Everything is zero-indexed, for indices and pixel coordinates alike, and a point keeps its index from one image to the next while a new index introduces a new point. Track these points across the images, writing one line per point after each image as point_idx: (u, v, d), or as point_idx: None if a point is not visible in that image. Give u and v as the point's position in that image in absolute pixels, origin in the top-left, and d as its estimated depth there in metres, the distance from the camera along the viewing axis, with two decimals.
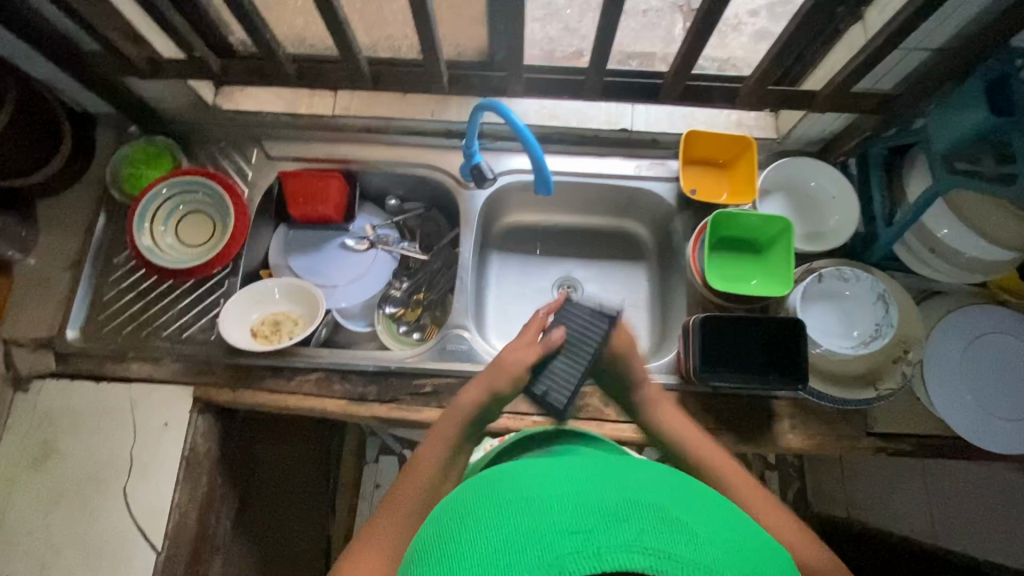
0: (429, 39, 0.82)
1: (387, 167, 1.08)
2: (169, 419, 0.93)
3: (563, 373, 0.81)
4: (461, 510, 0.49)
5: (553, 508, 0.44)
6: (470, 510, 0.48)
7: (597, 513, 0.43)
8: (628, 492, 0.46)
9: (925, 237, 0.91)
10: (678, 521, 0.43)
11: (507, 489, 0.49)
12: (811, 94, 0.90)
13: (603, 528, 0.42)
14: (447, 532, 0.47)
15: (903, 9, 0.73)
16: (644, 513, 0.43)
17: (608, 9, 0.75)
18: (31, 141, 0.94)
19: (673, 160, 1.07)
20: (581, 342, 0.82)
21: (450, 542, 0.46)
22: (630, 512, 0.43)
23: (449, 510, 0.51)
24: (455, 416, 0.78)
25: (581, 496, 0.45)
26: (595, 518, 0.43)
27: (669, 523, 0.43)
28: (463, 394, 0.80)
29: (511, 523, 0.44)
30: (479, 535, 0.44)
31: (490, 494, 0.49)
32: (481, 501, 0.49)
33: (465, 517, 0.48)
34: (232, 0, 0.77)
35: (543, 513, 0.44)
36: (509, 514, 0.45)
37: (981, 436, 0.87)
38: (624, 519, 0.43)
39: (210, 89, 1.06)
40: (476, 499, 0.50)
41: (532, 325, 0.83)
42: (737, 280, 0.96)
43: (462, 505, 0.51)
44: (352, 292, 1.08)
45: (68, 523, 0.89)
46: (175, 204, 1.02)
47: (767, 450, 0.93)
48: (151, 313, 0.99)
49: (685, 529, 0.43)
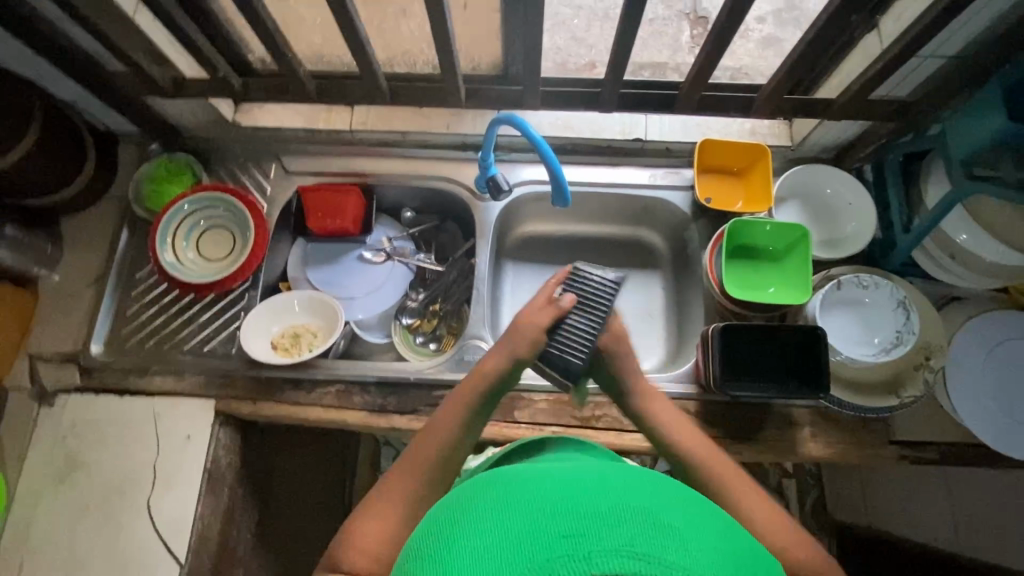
0: (447, 56, 0.84)
1: (404, 180, 1.09)
2: (191, 432, 0.94)
3: (577, 335, 0.79)
4: (456, 503, 0.49)
5: (547, 509, 0.43)
6: (463, 504, 0.48)
7: (590, 516, 0.42)
8: (623, 495, 0.45)
9: (943, 243, 0.90)
10: (671, 529, 0.42)
11: (502, 487, 0.48)
12: (827, 102, 0.90)
13: (595, 531, 0.41)
14: (440, 525, 0.47)
15: (920, 17, 0.73)
16: (638, 518, 0.42)
17: (626, 23, 0.76)
18: (57, 161, 0.96)
19: (687, 169, 1.07)
20: (593, 307, 0.81)
21: (442, 537, 0.45)
22: (623, 515, 0.42)
23: (444, 500, 0.51)
24: (475, 382, 0.77)
25: (576, 499, 0.44)
26: (589, 522, 0.42)
27: (663, 531, 0.42)
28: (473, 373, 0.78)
29: (504, 523, 0.43)
30: (471, 534, 0.44)
31: (483, 490, 0.49)
32: (476, 497, 0.48)
33: (458, 511, 0.47)
34: (256, 22, 0.79)
35: (536, 515, 0.43)
36: (502, 513, 0.45)
37: (1007, 443, 0.86)
38: (618, 525, 0.41)
39: (230, 106, 1.08)
40: (471, 494, 0.49)
41: (544, 291, 0.82)
42: (755, 288, 0.96)
43: (457, 498, 0.50)
44: (369, 303, 1.09)
45: (92, 536, 0.90)
46: (196, 219, 1.03)
47: (788, 458, 0.93)
48: (172, 327, 1.01)
49: (678, 537, 0.42)
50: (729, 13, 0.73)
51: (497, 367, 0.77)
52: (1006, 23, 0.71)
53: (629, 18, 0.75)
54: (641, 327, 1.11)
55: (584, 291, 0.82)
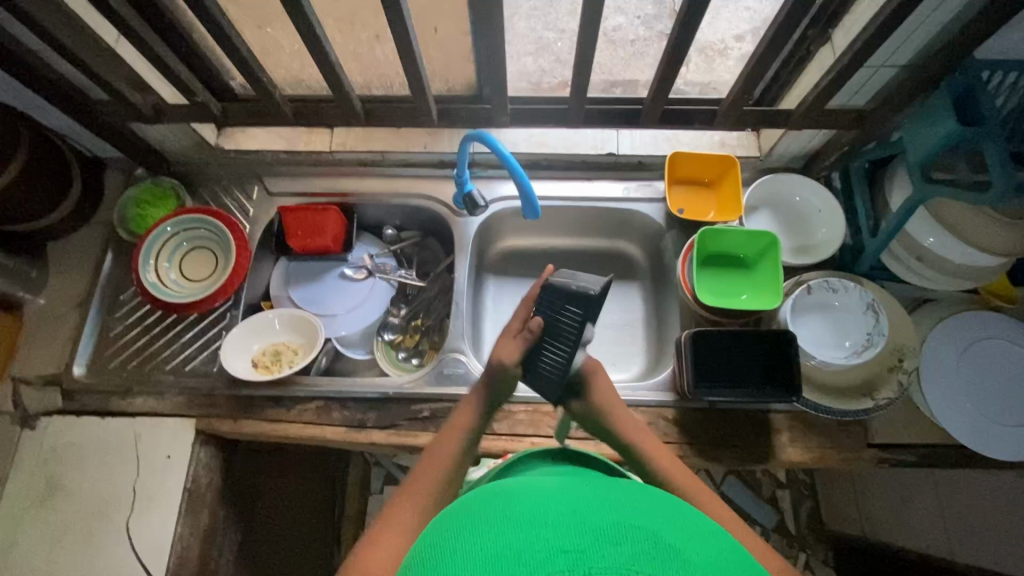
0: (417, 78, 0.87)
1: (384, 199, 1.12)
2: (171, 452, 0.95)
3: (552, 341, 0.77)
4: (454, 518, 0.48)
5: (546, 523, 0.42)
6: (458, 523, 0.46)
7: (590, 533, 0.41)
8: (621, 514, 0.44)
9: (911, 246, 0.92)
10: (672, 548, 0.41)
11: (500, 501, 0.47)
12: (788, 113, 0.93)
13: (594, 548, 0.40)
14: (440, 536, 0.45)
15: (864, 30, 0.76)
16: (636, 535, 0.42)
17: (585, 43, 0.79)
18: (44, 188, 0.98)
19: (660, 181, 1.10)
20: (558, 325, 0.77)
21: (439, 547, 0.44)
22: (623, 534, 0.41)
23: (440, 521, 0.49)
24: (471, 407, 0.78)
25: (576, 515, 0.43)
26: (590, 539, 0.41)
27: (663, 550, 0.41)
28: (462, 407, 0.79)
29: (503, 534, 0.42)
30: (469, 544, 0.42)
31: (481, 505, 0.47)
32: (475, 510, 0.47)
33: (457, 526, 0.46)
34: (233, 51, 0.83)
35: (534, 528, 0.42)
36: (497, 524, 0.43)
37: (983, 443, 0.87)
38: (618, 543, 0.41)
39: (213, 131, 1.11)
40: (469, 508, 0.48)
41: (521, 310, 0.81)
42: (728, 295, 0.97)
43: (453, 514, 0.49)
44: (351, 320, 1.10)
45: (70, 561, 0.89)
46: (178, 241, 1.05)
47: (768, 464, 0.93)
48: (155, 347, 1.02)
49: (679, 556, 0.41)
50: (682, 29, 0.76)
51: (482, 401, 0.79)
52: (947, 32, 0.75)
53: (588, 36, 0.78)
54: (622, 338, 1.12)
55: (553, 300, 0.78)
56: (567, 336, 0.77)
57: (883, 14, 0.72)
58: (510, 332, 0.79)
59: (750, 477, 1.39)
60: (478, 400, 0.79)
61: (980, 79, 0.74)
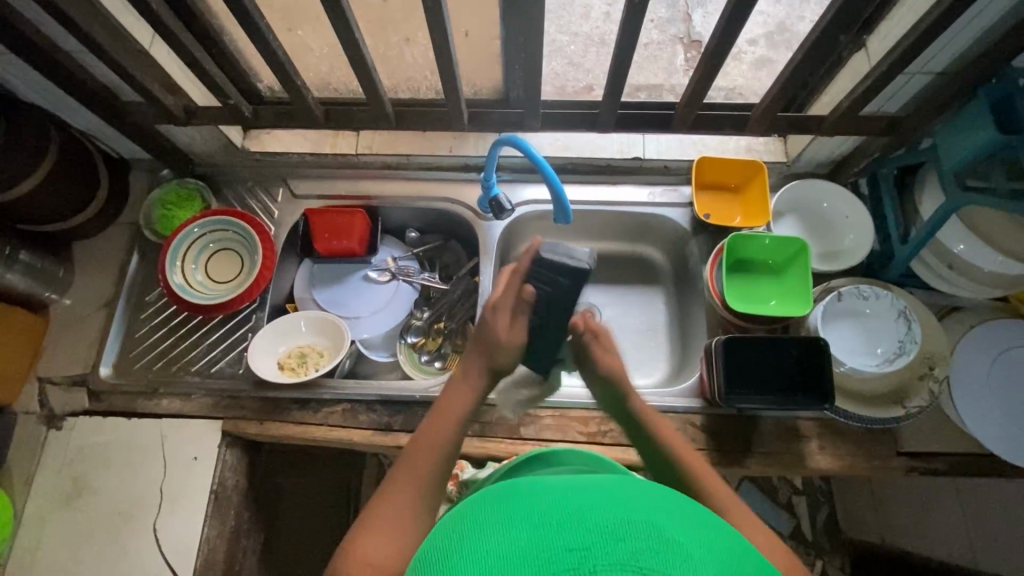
0: (451, 81, 0.87)
1: (408, 202, 1.11)
2: (198, 453, 0.94)
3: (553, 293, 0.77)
4: (463, 515, 0.48)
5: (553, 522, 0.42)
6: (467, 522, 0.46)
7: (595, 531, 0.41)
8: (628, 511, 0.43)
9: (940, 253, 0.92)
10: (675, 544, 0.41)
11: (508, 501, 0.47)
12: (819, 119, 0.93)
13: (601, 545, 0.40)
14: (449, 533, 0.46)
15: (905, 36, 0.76)
16: (643, 533, 0.41)
17: (622, 48, 0.79)
18: (73, 189, 0.99)
19: (685, 186, 1.09)
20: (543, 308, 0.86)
21: (446, 543, 0.45)
22: (628, 531, 0.41)
23: (450, 520, 0.49)
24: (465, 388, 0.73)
25: (584, 513, 0.43)
26: (595, 537, 0.40)
27: (668, 547, 0.40)
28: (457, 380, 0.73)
29: (510, 534, 0.42)
30: (476, 541, 0.43)
31: (489, 505, 0.48)
32: (483, 509, 0.47)
33: (466, 525, 0.46)
34: (270, 54, 0.83)
35: (541, 528, 0.42)
36: (506, 525, 0.44)
37: (1012, 451, 0.86)
38: (623, 539, 0.40)
39: (239, 132, 1.12)
40: (478, 507, 0.48)
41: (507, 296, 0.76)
42: (756, 300, 0.97)
43: (460, 514, 0.49)
44: (375, 323, 1.10)
45: (97, 561, 0.89)
46: (204, 242, 1.05)
47: (797, 471, 0.92)
48: (181, 349, 1.02)
49: (683, 553, 0.40)
50: (722, 35, 0.76)
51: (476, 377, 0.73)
52: (989, 39, 0.74)
53: (626, 44, 0.78)
54: (644, 343, 1.12)
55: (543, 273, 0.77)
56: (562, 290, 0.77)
57: (923, 21, 0.72)
58: (507, 306, 0.76)
59: (765, 482, 1.37)
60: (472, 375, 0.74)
61: (1018, 87, 0.73)
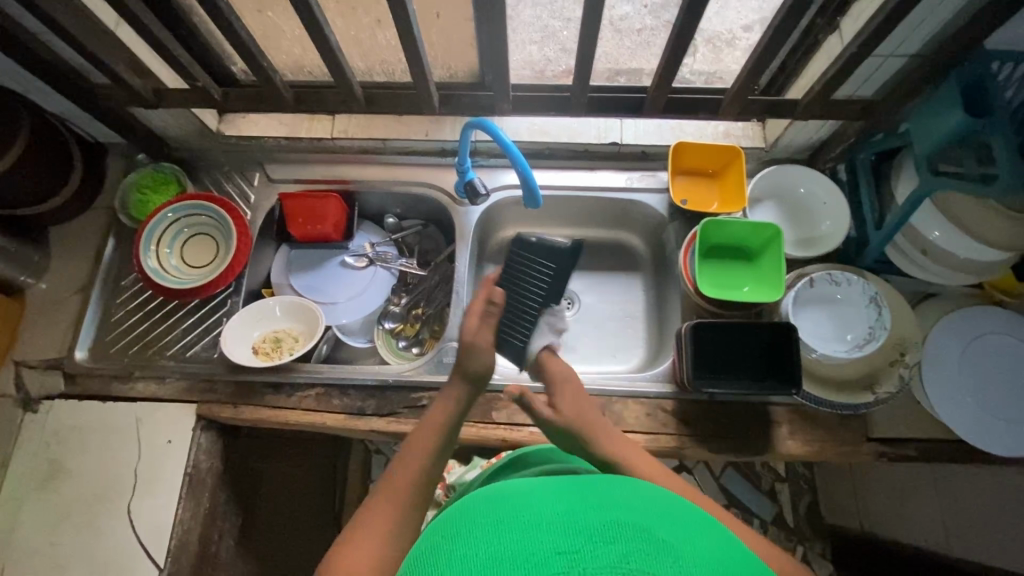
0: (418, 63, 0.86)
1: (385, 187, 1.11)
2: (172, 436, 0.95)
3: (519, 300, 0.89)
4: (453, 517, 0.49)
5: (542, 524, 0.43)
6: (455, 523, 0.47)
7: (585, 533, 0.42)
8: (615, 511, 0.45)
9: (916, 239, 0.91)
10: (664, 543, 0.42)
11: (496, 500, 0.48)
12: (793, 103, 0.92)
13: (590, 548, 0.41)
14: (440, 533, 0.46)
15: (872, 17, 0.75)
16: (630, 532, 0.43)
17: (588, 29, 0.78)
18: (47, 173, 0.98)
19: (663, 172, 1.09)
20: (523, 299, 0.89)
21: (434, 546, 0.45)
22: (616, 533, 0.42)
23: (438, 522, 0.49)
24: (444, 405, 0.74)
25: (571, 513, 0.44)
26: (584, 540, 0.42)
27: (656, 546, 0.42)
28: (440, 400, 0.76)
29: (499, 537, 0.43)
30: (466, 544, 0.43)
31: (479, 504, 0.48)
32: (472, 509, 0.48)
33: (455, 524, 0.47)
34: (232, 34, 0.82)
35: (530, 529, 0.43)
36: (493, 525, 0.44)
37: (981, 437, 0.87)
38: (612, 541, 0.42)
39: (214, 116, 1.11)
40: (465, 509, 0.49)
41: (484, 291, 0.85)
42: (729, 286, 0.97)
43: (451, 513, 0.50)
44: (352, 308, 1.10)
45: (73, 540, 0.90)
46: (180, 227, 1.05)
47: (767, 456, 0.93)
48: (156, 333, 1.02)
49: (671, 550, 0.42)
50: (686, 16, 0.75)
51: (465, 395, 0.76)
52: (961, 20, 0.73)
53: (591, 25, 0.77)
54: (622, 329, 1.12)
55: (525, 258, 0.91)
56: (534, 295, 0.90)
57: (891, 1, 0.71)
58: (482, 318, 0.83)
59: (747, 470, 1.38)
60: (458, 391, 0.76)
61: (989, 71, 0.72)
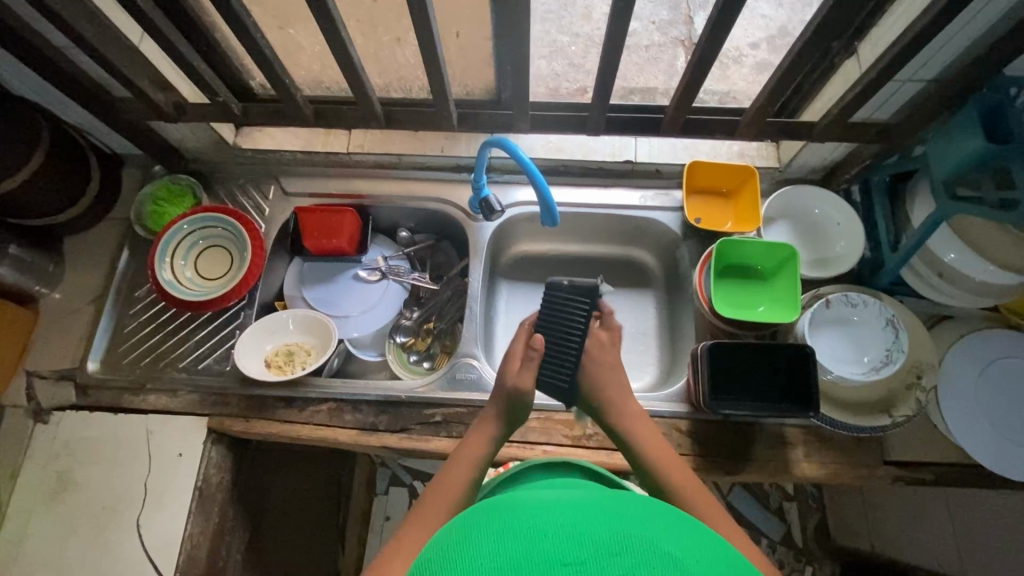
0: (439, 81, 0.87)
1: (400, 201, 1.11)
2: (183, 450, 0.95)
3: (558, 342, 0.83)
4: (457, 530, 0.48)
5: (548, 536, 0.42)
6: (460, 537, 0.46)
7: (591, 545, 0.41)
8: (621, 525, 0.44)
9: (931, 262, 0.90)
10: (670, 557, 0.41)
11: (501, 514, 0.47)
12: (811, 125, 0.92)
13: (596, 559, 0.40)
14: (443, 545, 0.46)
15: (891, 45, 0.76)
16: (638, 547, 0.41)
17: (609, 51, 0.79)
18: (65, 185, 0.99)
19: (677, 190, 1.09)
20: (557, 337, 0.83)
21: (439, 557, 0.44)
22: (622, 545, 0.41)
23: (442, 536, 0.48)
24: (482, 434, 0.77)
25: (577, 526, 0.43)
26: (590, 551, 0.41)
27: (662, 560, 0.40)
28: (477, 429, 0.78)
29: (503, 545, 0.42)
30: (468, 553, 0.43)
31: (484, 517, 0.47)
32: (477, 520, 0.47)
33: (460, 537, 0.46)
34: (255, 50, 0.83)
35: (536, 541, 0.42)
36: (500, 539, 0.43)
37: (997, 461, 0.86)
38: (617, 555, 0.40)
39: (231, 130, 1.12)
40: (471, 520, 0.49)
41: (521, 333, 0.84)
42: (745, 306, 0.96)
43: (456, 526, 0.49)
44: (363, 322, 1.10)
45: (82, 555, 0.89)
46: (195, 239, 1.05)
47: (783, 479, 0.92)
48: (169, 345, 1.02)
49: (679, 564, 0.41)
50: (708, 40, 0.76)
51: (495, 427, 0.78)
52: (980, 48, 0.74)
53: (613, 48, 0.78)
54: (634, 346, 1.11)
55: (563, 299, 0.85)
56: (577, 320, 0.84)
57: (911, 28, 0.72)
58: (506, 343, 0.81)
59: (756, 489, 1.36)
60: (491, 425, 0.78)
61: (1008, 96, 0.73)
